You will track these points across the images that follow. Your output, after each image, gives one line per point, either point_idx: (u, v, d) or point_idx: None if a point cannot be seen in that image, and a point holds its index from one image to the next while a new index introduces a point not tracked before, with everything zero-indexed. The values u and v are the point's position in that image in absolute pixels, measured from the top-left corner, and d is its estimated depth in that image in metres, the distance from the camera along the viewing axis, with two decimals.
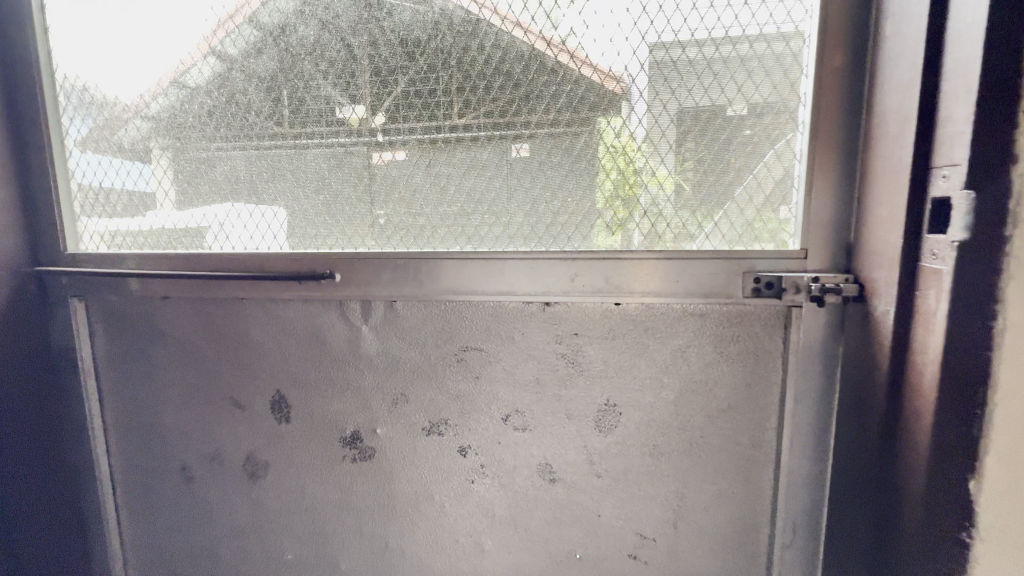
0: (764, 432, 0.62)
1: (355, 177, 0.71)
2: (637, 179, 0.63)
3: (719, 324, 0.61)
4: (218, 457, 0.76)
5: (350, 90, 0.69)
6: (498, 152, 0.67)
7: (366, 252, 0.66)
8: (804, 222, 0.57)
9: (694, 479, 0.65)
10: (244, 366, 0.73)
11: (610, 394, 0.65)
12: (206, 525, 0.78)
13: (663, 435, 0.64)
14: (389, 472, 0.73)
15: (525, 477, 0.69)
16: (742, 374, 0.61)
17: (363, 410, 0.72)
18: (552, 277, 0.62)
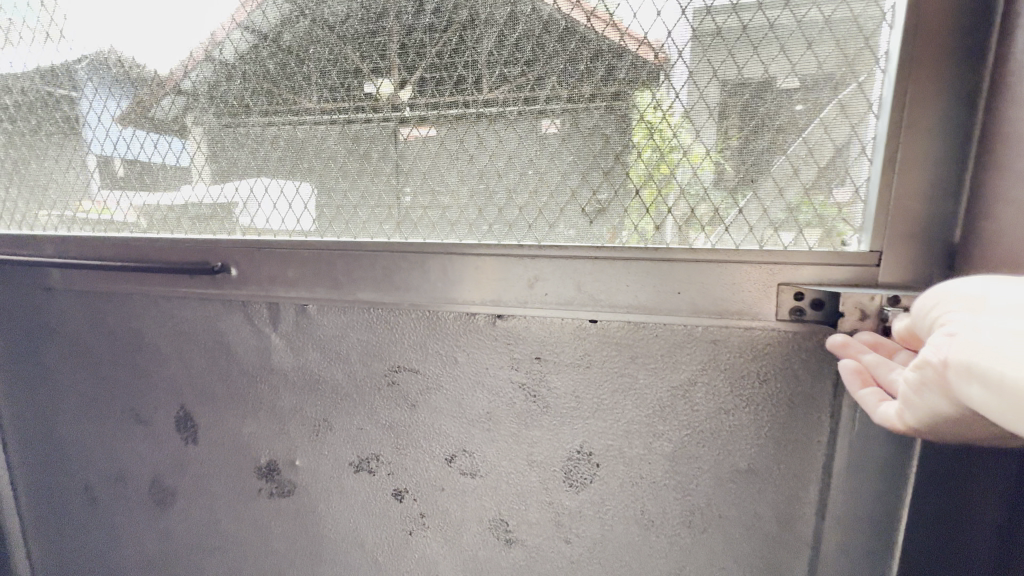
0: (797, 510, 0.43)
1: (353, 170, 0.51)
2: (635, 145, 0.43)
3: (737, 356, 0.42)
4: (122, 479, 0.64)
5: (380, 52, 0.48)
6: (530, 131, 0.46)
7: (272, 241, 0.52)
8: (881, 211, 0.37)
9: (696, 560, 0.47)
10: (142, 374, 0.60)
11: (584, 439, 0.48)
12: (115, 553, 0.67)
13: (653, 498, 0.47)
14: (311, 513, 0.58)
15: (475, 534, 0.53)
16: (767, 426, 0.43)
17: (279, 437, 0.57)
18: (503, 280, 0.46)
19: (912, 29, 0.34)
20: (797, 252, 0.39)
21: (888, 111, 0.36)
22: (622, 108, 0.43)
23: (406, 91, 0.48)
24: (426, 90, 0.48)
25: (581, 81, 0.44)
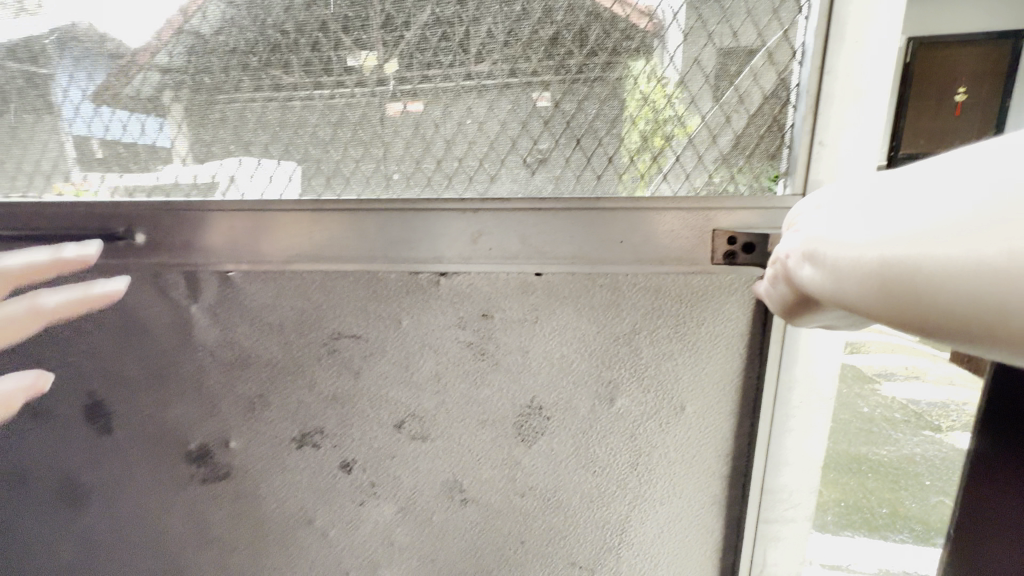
0: (730, 441, 0.47)
1: (335, 151, 0.47)
2: (586, 94, 0.43)
3: (676, 301, 0.44)
4: (24, 480, 0.57)
5: (365, 22, 0.44)
6: (522, 107, 0.43)
7: (185, 203, 0.47)
8: (806, 155, 0.39)
9: (642, 498, 0.49)
10: (39, 361, 0.53)
11: (535, 394, 0.48)
12: (24, 560, 0.60)
13: (602, 443, 0.48)
14: (253, 493, 0.55)
15: (429, 498, 0.52)
16: (706, 369, 0.45)
17: (210, 419, 0.53)
18: (447, 235, 0.45)
19: None
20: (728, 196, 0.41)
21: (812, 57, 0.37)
22: (609, 70, 0.42)
23: (382, 56, 0.44)
24: (411, 60, 0.44)
25: (518, 23, 0.42)
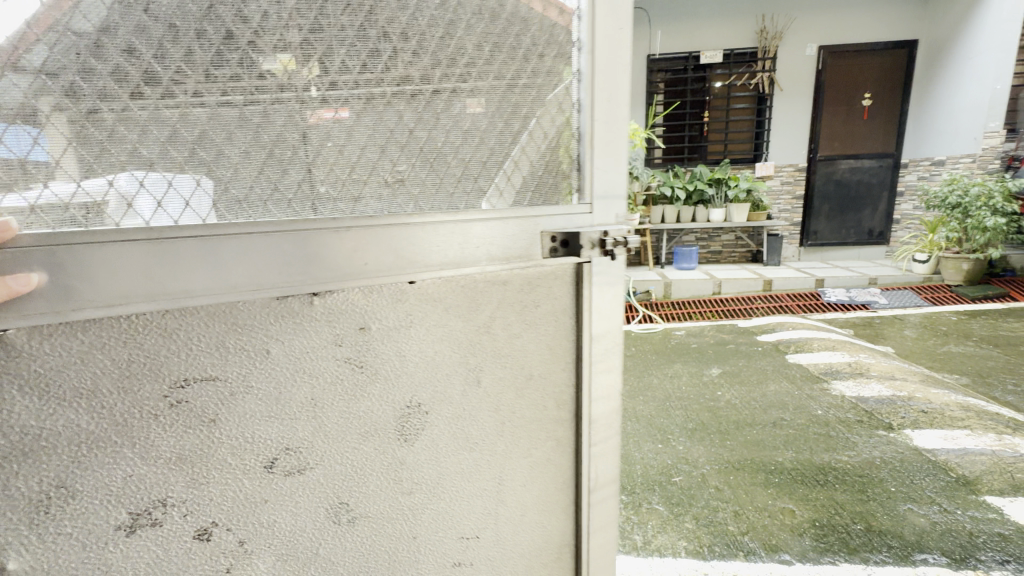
0: (539, 363, 0.85)
1: (279, 156, 0.66)
2: (398, 132, 0.71)
3: (520, 289, 0.80)
4: None
5: (278, 38, 0.63)
6: (390, 123, 0.70)
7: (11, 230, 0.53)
8: (591, 172, 0.82)
9: (502, 410, 0.84)
10: None
11: (414, 395, 0.76)
12: None
13: (458, 387, 0.79)
14: (92, 554, 0.63)
15: (375, 447, 0.76)
16: (530, 330, 0.82)
17: (23, 498, 0.59)
18: (324, 271, 0.67)
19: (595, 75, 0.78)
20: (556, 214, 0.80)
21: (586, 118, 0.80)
22: (446, 119, 0.73)
23: (268, 83, 0.64)
24: (326, 73, 0.65)
25: (372, 57, 0.67)
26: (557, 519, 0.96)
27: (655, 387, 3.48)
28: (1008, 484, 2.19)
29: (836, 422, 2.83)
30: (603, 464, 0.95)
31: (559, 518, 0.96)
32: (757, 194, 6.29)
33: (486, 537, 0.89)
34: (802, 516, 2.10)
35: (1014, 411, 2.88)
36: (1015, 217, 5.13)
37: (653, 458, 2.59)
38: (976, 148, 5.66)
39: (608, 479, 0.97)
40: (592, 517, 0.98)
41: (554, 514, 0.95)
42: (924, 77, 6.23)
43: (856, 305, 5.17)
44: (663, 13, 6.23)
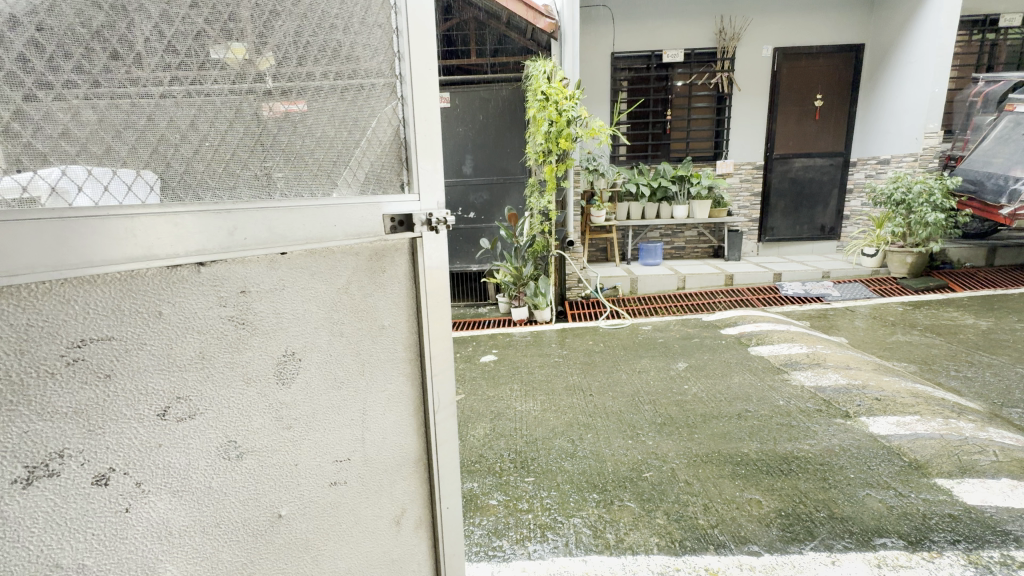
0: (391, 318, 0.95)
1: (234, 138, 0.75)
2: (262, 137, 0.78)
3: (368, 257, 0.89)
4: None
5: (228, 27, 0.73)
6: (274, 123, 0.79)
7: None
8: (417, 173, 0.97)
9: (368, 363, 0.92)
10: None
11: (289, 346, 0.79)
12: None
13: (328, 345, 0.84)
14: None
15: (259, 406, 0.77)
16: (375, 291, 0.91)
17: None
18: (208, 234, 0.68)
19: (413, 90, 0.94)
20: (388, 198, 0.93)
21: (408, 126, 0.95)
22: (299, 128, 0.82)
23: (209, 75, 0.72)
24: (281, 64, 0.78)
25: (311, 55, 0.81)
26: (410, 444, 1.03)
27: (623, 382, 3.50)
28: (957, 466, 2.29)
29: (797, 411, 2.92)
30: (443, 389, 1.06)
31: (412, 443, 1.03)
32: (718, 191, 6.45)
33: (357, 462, 0.93)
34: (767, 506, 2.13)
35: (957, 396, 3.04)
36: (953, 213, 5.45)
37: (624, 454, 2.60)
38: (917, 145, 5.82)
39: (447, 404, 1.08)
40: (438, 437, 1.07)
41: (408, 439, 1.02)
42: (870, 79, 6.52)
43: (810, 298, 5.38)
44: (625, 11, 6.29)
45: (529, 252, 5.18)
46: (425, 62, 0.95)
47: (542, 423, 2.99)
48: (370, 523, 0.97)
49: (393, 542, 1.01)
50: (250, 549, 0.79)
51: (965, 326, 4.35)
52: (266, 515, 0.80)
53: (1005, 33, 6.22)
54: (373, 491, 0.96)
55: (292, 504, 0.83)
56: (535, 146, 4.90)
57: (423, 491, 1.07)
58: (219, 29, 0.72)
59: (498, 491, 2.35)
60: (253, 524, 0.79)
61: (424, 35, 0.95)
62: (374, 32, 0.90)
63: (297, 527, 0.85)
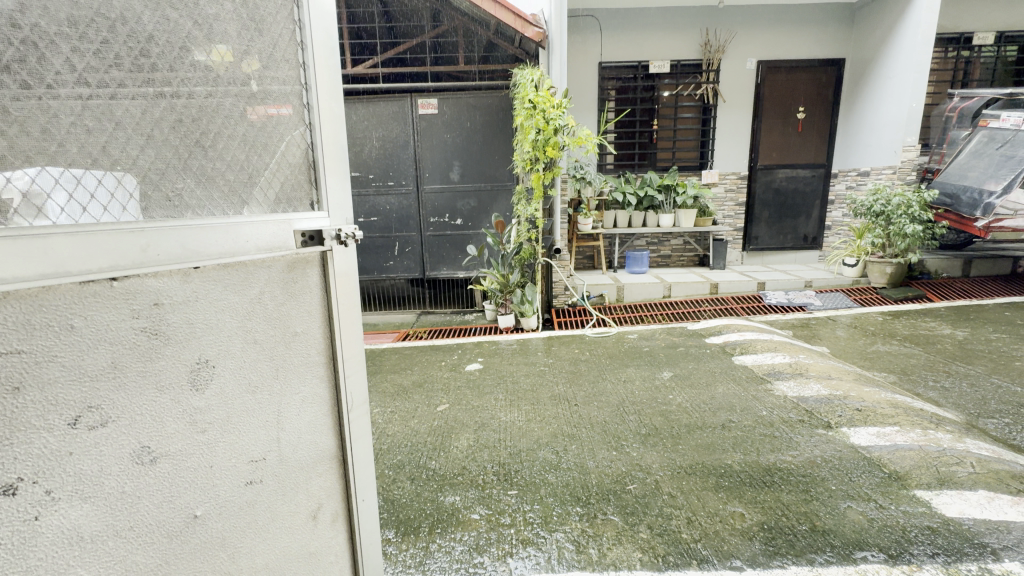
0: (306, 323, 1.05)
1: (224, 130, 0.92)
2: (174, 161, 0.85)
3: (281, 269, 0.99)
4: None
5: (212, 33, 0.89)
6: (267, 123, 0.99)
7: None
8: (326, 193, 1.09)
9: (282, 367, 1.00)
10: None
11: (202, 354, 0.85)
12: None
13: (241, 352, 0.92)
14: None
15: (172, 411, 0.82)
16: (289, 302, 1.01)
17: None
18: (122, 251, 0.74)
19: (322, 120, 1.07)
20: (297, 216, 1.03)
21: (317, 150, 1.07)
22: (211, 151, 0.90)
23: (193, 79, 0.87)
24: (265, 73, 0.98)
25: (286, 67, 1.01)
26: (325, 442, 1.12)
27: (608, 392, 3.48)
28: (936, 478, 2.30)
29: (780, 422, 2.93)
30: (356, 389, 1.18)
31: (327, 441, 1.12)
32: (703, 200, 6.53)
33: (272, 462, 0.99)
34: (751, 519, 2.12)
35: (935, 406, 3.09)
36: (929, 225, 5.57)
37: (608, 466, 2.57)
38: (896, 159, 5.94)
39: (360, 403, 1.19)
40: (352, 433, 1.17)
41: (323, 437, 1.11)
42: (852, 93, 6.64)
43: (794, 307, 5.45)
44: (613, 21, 6.36)
45: (515, 260, 5.16)
46: (332, 95, 1.09)
47: (527, 434, 2.96)
48: (287, 520, 1.03)
49: (311, 537, 1.09)
50: (164, 550, 0.82)
51: (943, 336, 4.42)
52: (180, 516, 0.84)
53: (978, 51, 6.43)
54: (289, 488, 1.03)
55: (208, 505, 0.88)
56: (522, 153, 4.87)
57: (340, 488, 1.17)
58: (178, 51, 0.85)
59: (479, 505, 2.31)
60: (168, 525, 0.82)
61: (331, 73, 1.09)
62: (289, 66, 1.02)
63: (212, 526, 0.89)
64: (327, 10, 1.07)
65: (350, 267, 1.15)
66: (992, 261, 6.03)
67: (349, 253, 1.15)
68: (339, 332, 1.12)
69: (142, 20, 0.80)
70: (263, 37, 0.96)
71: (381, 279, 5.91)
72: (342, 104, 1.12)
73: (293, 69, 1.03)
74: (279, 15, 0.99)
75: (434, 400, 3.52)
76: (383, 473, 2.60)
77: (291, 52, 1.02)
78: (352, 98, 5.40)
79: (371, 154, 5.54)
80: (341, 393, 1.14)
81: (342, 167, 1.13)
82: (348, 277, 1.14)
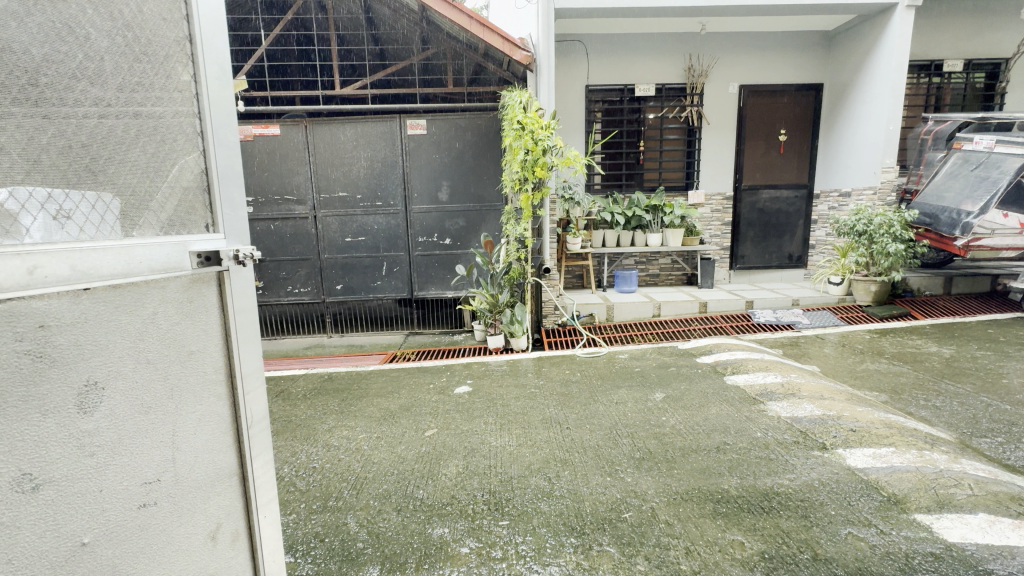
0: (201, 339, 1.05)
1: (188, 145, 1.08)
2: (61, 186, 0.87)
3: (180, 287, 1.01)
4: None
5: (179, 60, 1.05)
6: (188, 150, 1.07)
7: None
8: (219, 217, 1.13)
9: (178, 385, 0.99)
10: None
11: (91, 375, 0.84)
12: None
13: (135, 372, 0.91)
14: None
15: (55, 434, 0.79)
16: (185, 321, 1.01)
17: None
18: (5, 272, 0.74)
19: (214, 149, 1.11)
20: (193, 238, 1.06)
21: (211, 177, 1.11)
22: (101, 176, 0.93)
23: (173, 99, 1.04)
24: (195, 105, 1.08)
25: (194, 101, 1.08)
26: (225, 458, 1.11)
27: (600, 414, 3.42)
28: (935, 501, 2.26)
29: (775, 443, 2.88)
30: (255, 403, 1.19)
31: (226, 457, 1.12)
32: (691, 220, 6.58)
33: (167, 482, 0.96)
34: (750, 547, 2.06)
35: (929, 426, 3.07)
36: (912, 244, 5.66)
37: (602, 493, 2.49)
38: (876, 179, 6.04)
39: (260, 418, 1.21)
40: (253, 447, 1.19)
41: (223, 453, 1.10)
42: (830, 119, 6.82)
43: (782, 326, 5.47)
44: (599, 46, 6.48)
45: (505, 279, 5.10)
46: (228, 126, 1.15)
47: (517, 459, 2.87)
48: (184, 541, 1.00)
49: (209, 559, 1.06)
50: None
51: (931, 354, 4.45)
52: (67, 544, 0.80)
53: (949, 77, 6.67)
54: (185, 510, 1.01)
55: (98, 531, 0.84)
56: (511, 173, 4.85)
57: (239, 505, 1.15)
58: (162, 71, 1.02)
59: (470, 538, 2.21)
60: (51, 555, 0.79)
61: (226, 106, 1.15)
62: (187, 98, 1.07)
63: (102, 554, 0.85)
64: (224, 47, 1.14)
65: (246, 286, 1.18)
66: (971, 278, 6.16)
67: (245, 274, 1.18)
68: (237, 349, 1.14)
69: (29, 50, 0.81)
70: (154, 65, 1.01)
71: (368, 299, 5.78)
72: (236, 134, 1.18)
73: (192, 100, 1.08)
74: (168, 49, 1.03)
75: (422, 425, 3.40)
76: (368, 504, 2.48)
77: (187, 86, 1.07)
78: (341, 118, 5.37)
79: (359, 174, 5.49)
80: (241, 408, 1.15)
81: (233, 193, 1.17)
82: (246, 295, 1.18)
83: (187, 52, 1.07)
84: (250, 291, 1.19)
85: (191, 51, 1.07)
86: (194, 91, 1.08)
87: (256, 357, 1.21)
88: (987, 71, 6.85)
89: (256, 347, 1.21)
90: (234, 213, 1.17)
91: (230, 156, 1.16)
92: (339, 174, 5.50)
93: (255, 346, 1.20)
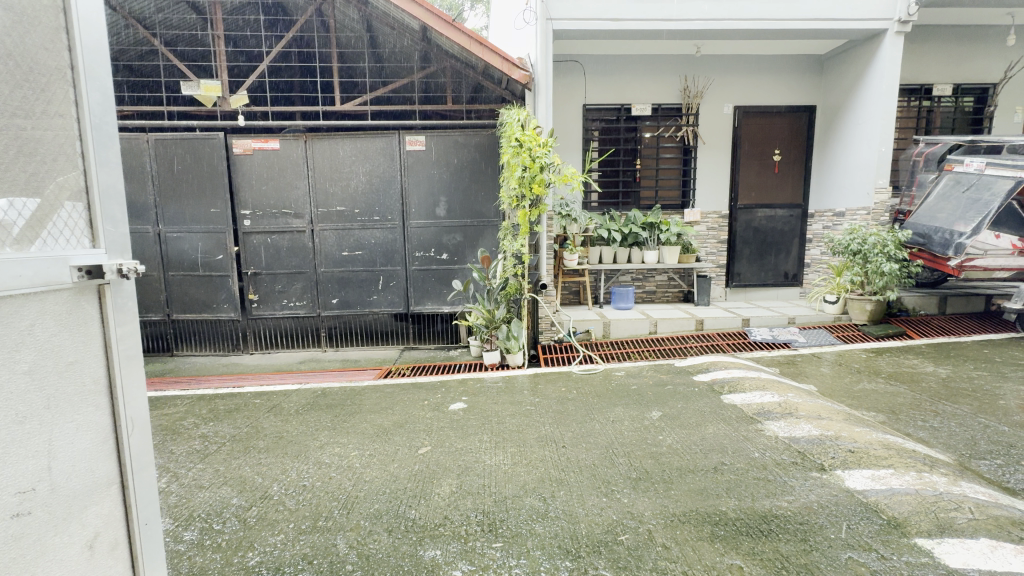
0: (80, 351, 1.08)
1: (70, 164, 1.12)
2: None
3: (59, 300, 1.05)
4: None
5: (62, 86, 1.10)
6: (69, 170, 1.11)
7: None
8: (99, 233, 1.16)
9: (54, 395, 1.03)
10: None
11: None
12: None
13: (10, 383, 0.95)
14: None
15: None
16: (62, 334, 1.05)
17: None
18: None
19: (94, 168, 1.15)
20: (76, 252, 1.10)
21: (91, 196, 1.15)
22: None
23: (56, 121, 1.08)
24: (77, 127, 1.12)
25: (75, 124, 1.12)
26: (104, 468, 1.13)
27: (595, 432, 3.38)
28: (936, 525, 2.23)
29: (772, 464, 2.85)
30: (136, 410, 1.21)
31: (106, 466, 1.13)
32: (687, 238, 6.61)
33: (43, 492, 1.00)
34: (745, 570, 2.03)
35: (927, 448, 3.03)
36: (905, 263, 5.70)
37: (598, 514, 2.44)
38: (869, 201, 6.07)
39: (142, 427, 1.22)
40: (134, 455, 1.19)
41: (102, 462, 1.12)
42: (823, 140, 6.91)
43: (778, 344, 5.46)
44: (595, 68, 6.59)
45: (502, 295, 5.04)
46: (109, 147, 1.19)
47: (513, 479, 2.82)
48: (59, 552, 1.02)
49: (86, 569, 1.07)
50: None
51: (926, 374, 4.43)
52: None
53: (938, 101, 6.78)
54: (61, 521, 1.03)
55: None
56: (508, 190, 4.88)
57: (119, 514, 1.16)
58: (46, 96, 1.07)
59: (462, 561, 2.15)
60: None
61: (108, 130, 1.18)
62: (67, 120, 1.11)
63: None
64: (107, 75, 1.18)
65: (128, 296, 1.20)
66: (965, 298, 6.18)
67: (127, 286, 1.20)
68: (118, 358, 1.16)
69: None
70: (35, 91, 1.04)
71: (364, 314, 5.72)
72: (120, 154, 1.22)
73: (73, 122, 1.12)
74: (50, 76, 1.08)
75: (415, 442, 3.35)
76: (359, 525, 2.42)
77: (69, 110, 1.11)
78: (340, 135, 5.41)
79: (357, 188, 5.52)
80: (121, 418, 1.17)
81: (116, 211, 1.20)
82: (129, 305, 1.20)
83: (68, 80, 1.11)
84: (132, 301, 1.21)
85: (73, 80, 1.12)
86: (75, 114, 1.12)
87: (140, 366, 1.23)
88: (975, 96, 7.01)
89: (138, 356, 1.22)
90: (114, 232, 1.19)
91: (111, 176, 1.19)
92: (338, 188, 5.52)
93: (136, 355, 1.21)
